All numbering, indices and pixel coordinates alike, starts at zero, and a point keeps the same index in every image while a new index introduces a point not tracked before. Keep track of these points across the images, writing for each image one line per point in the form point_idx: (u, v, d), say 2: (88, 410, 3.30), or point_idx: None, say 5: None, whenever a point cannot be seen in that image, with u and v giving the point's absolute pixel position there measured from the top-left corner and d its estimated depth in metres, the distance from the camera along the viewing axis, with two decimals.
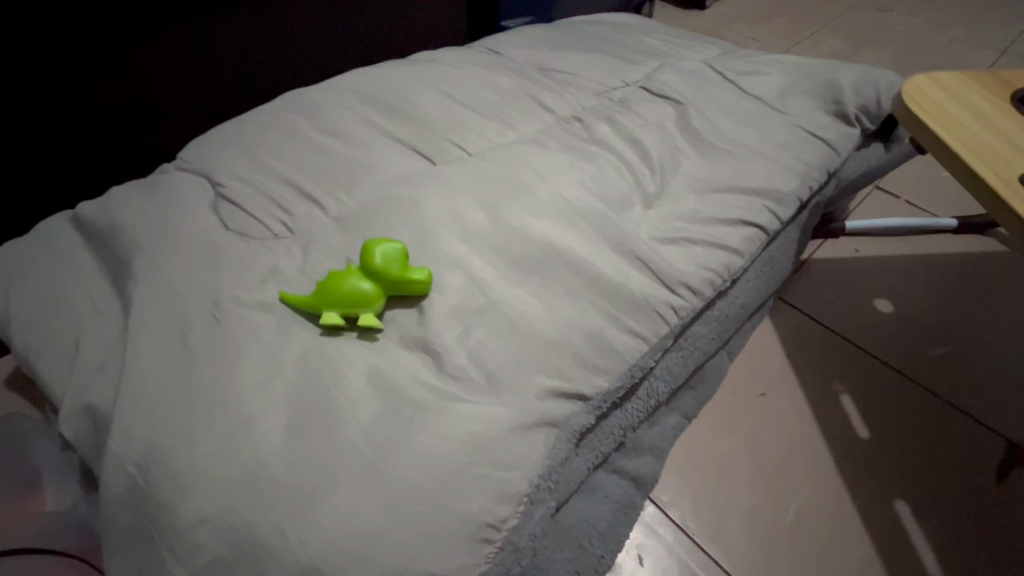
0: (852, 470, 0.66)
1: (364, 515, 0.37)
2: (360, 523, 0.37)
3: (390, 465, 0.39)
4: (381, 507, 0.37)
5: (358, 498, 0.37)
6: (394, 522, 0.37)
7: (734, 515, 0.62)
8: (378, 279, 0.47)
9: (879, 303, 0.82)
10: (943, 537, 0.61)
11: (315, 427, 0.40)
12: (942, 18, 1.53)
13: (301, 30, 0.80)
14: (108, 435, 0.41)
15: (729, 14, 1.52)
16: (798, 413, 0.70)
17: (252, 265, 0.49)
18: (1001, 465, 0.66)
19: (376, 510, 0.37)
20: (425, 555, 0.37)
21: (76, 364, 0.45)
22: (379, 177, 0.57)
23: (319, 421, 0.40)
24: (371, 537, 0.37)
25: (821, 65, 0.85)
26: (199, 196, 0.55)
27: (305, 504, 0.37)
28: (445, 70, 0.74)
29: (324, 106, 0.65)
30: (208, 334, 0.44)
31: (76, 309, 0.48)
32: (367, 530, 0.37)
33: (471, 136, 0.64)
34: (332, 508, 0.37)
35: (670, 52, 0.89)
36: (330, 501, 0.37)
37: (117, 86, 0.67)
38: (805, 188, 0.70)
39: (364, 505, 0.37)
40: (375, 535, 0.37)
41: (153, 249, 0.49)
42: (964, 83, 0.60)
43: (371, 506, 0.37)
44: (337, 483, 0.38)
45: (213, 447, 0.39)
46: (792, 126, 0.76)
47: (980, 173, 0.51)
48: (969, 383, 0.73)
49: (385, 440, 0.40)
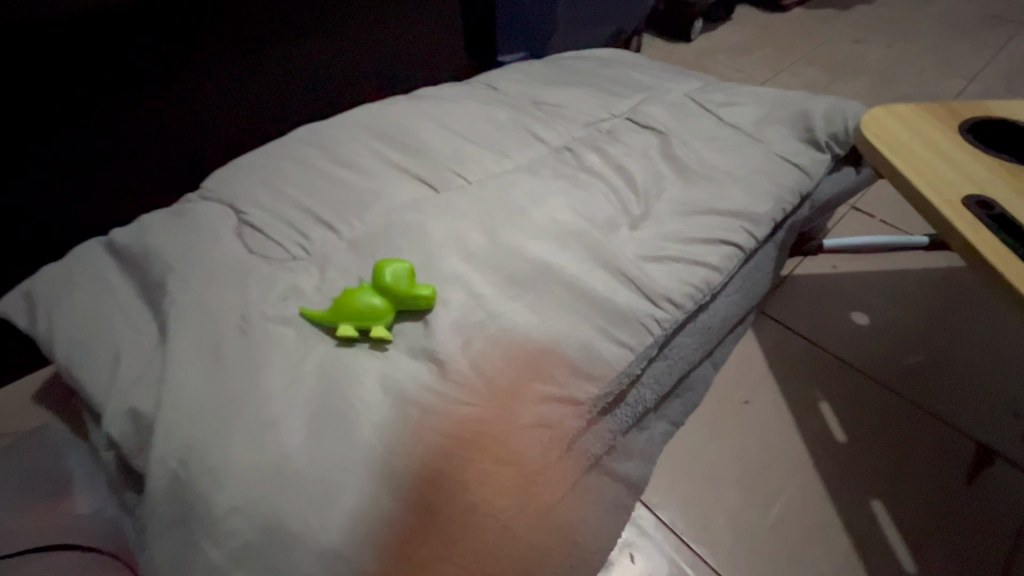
0: (832, 472, 0.70)
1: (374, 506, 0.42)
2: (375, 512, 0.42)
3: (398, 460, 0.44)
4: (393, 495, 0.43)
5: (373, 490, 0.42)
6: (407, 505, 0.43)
7: (719, 515, 0.66)
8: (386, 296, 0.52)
9: (856, 316, 0.88)
10: (918, 534, 0.65)
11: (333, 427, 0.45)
12: (914, 47, 1.63)
13: (308, 66, 0.88)
14: (150, 435, 0.46)
15: (713, 46, 1.62)
16: (780, 418, 0.75)
17: (275, 285, 0.54)
18: (972, 466, 0.70)
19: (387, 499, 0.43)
20: (433, 542, 0.43)
21: (117, 374, 0.49)
22: (387, 204, 0.63)
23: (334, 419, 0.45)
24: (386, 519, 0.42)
25: (792, 95, 0.92)
26: (225, 222, 0.61)
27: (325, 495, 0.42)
28: (446, 105, 0.80)
29: (338, 140, 0.71)
30: (238, 344, 0.49)
31: (116, 325, 0.53)
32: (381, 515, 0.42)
33: (471, 165, 0.70)
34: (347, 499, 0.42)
35: (655, 85, 0.96)
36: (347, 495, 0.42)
37: (142, 121, 0.74)
38: (780, 210, 0.76)
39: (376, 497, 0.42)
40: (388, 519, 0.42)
41: (186, 271, 0.54)
42: (915, 114, 0.66)
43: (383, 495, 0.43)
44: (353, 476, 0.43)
45: (244, 445, 0.43)
46: (767, 153, 0.82)
47: (927, 196, 0.56)
48: (943, 390, 0.78)
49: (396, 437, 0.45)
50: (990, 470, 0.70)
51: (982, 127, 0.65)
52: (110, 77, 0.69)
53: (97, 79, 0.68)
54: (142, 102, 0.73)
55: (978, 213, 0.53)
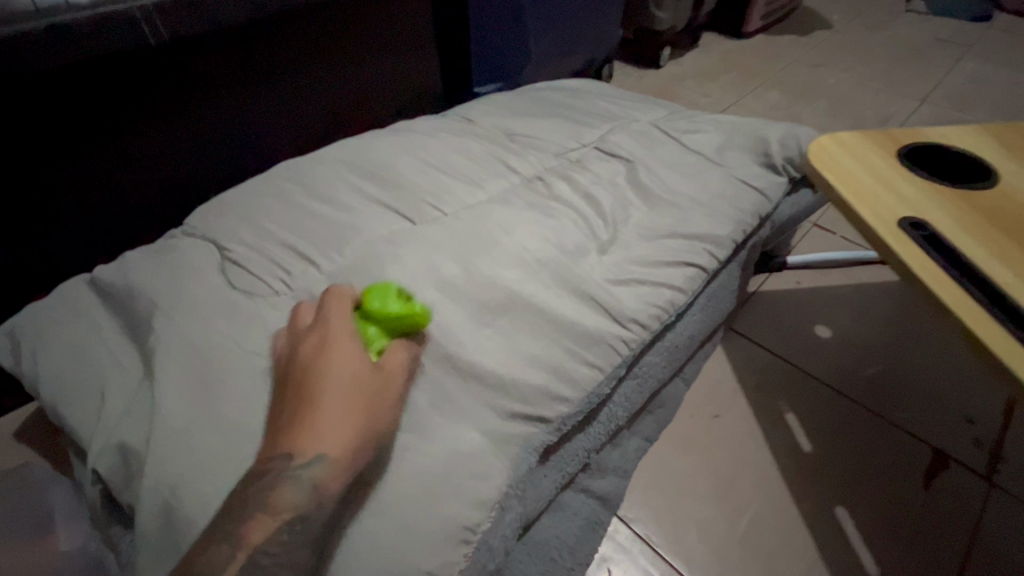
0: (798, 479, 0.73)
1: (324, 449, 0.41)
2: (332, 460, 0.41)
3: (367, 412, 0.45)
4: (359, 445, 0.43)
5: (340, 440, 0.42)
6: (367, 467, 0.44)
7: (691, 527, 0.69)
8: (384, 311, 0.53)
9: (819, 329, 0.92)
10: (880, 538, 0.68)
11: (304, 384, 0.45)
12: (870, 71, 1.72)
13: (287, 104, 0.91)
14: (138, 470, 0.47)
15: (681, 72, 1.69)
16: (749, 431, 0.78)
17: (258, 320, 0.56)
18: (930, 471, 0.74)
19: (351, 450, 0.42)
20: (414, 552, 0.45)
21: (104, 410, 0.51)
22: (365, 237, 0.65)
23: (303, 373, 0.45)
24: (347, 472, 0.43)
25: (752, 122, 0.97)
26: (207, 259, 0.63)
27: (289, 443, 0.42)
28: (422, 139, 0.84)
29: (318, 177, 0.74)
30: (221, 378, 0.51)
31: (102, 361, 0.55)
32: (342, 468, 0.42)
33: (446, 198, 0.73)
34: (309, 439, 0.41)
35: (622, 115, 1.01)
36: (299, 432, 0.42)
37: (124, 163, 0.77)
38: (740, 232, 0.80)
39: (328, 440, 0.41)
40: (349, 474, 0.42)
41: (171, 307, 0.57)
42: (857, 141, 0.71)
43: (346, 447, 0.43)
44: (316, 416, 0.42)
45: (228, 475, 0.46)
46: (728, 177, 0.87)
47: (867, 221, 0.60)
48: (902, 399, 0.82)
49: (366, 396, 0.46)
50: (946, 474, 0.74)
51: (919, 154, 0.70)
52: (94, 123, 0.71)
53: (82, 126, 0.70)
54: (125, 145, 0.75)
55: (912, 233, 0.58)
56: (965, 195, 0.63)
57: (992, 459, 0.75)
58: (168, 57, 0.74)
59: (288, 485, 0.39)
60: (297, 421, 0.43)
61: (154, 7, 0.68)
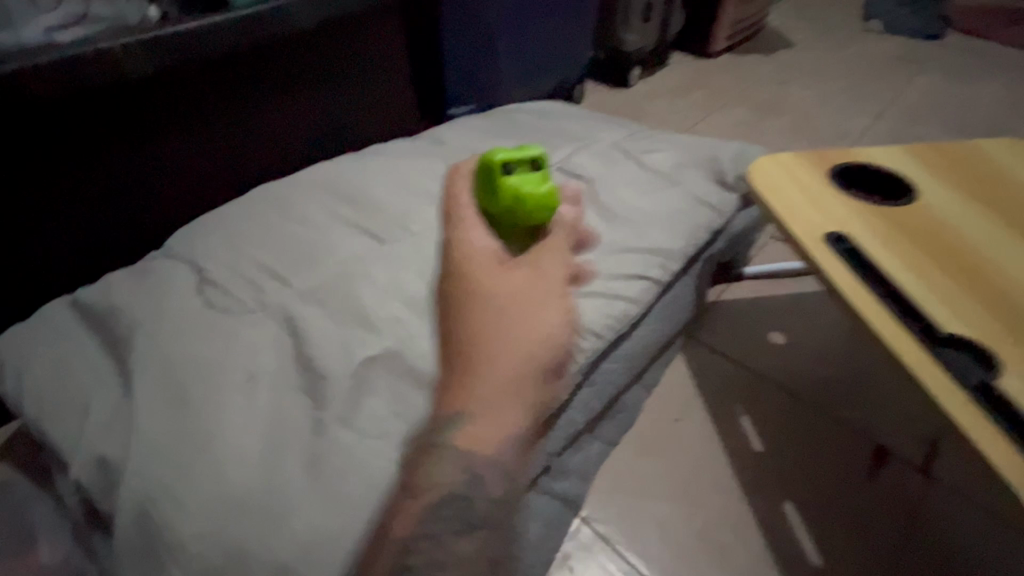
0: (750, 477, 0.78)
1: (500, 424, 0.49)
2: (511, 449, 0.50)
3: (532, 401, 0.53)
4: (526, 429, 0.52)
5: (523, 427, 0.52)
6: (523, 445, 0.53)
7: (650, 525, 0.73)
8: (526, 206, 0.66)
9: (775, 335, 0.97)
10: (824, 531, 0.73)
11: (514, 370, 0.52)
12: (830, 88, 1.81)
13: (268, 130, 0.93)
14: (118, 479, 0.50)
15: (651, 90, 1.76)
16: (706, 433, 0.83)
17: (233, 338, 0.60)
18: (872, 466, 0.79)
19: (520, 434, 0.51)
20: None
21: (85, 425, 0.54)
22: (336, 257, 0.69)
23: (491, 356, 0.52)
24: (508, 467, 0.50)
25: (707, 141, 1.03)
26: (186, 279, 0.66)
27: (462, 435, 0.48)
28: (394, 159, 0.86)
29: (292, 198, 0.77)
30: (197, 393, 0.55)
31: (81, 378, 0.58)
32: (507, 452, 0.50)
33: (414, 217, 0.75)
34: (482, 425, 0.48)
35: (586, 134, 1.06)
36: (468, 398, 0.50)
37: (103, 187, 0.80)
38: (692, 246, 0.86)
39: (498, 415, 0.49)
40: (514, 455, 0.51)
41: (150, 327, 0.60)
42: (795, 162, 0.77)
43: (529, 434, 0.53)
44: (500, 406, 0.49)
45: (202, 483, 0.49)
46: (684, 195, 0.92)
47: (798, 236, 0.66)
48: (849, 399, 0.87)
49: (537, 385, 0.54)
50: (886, 468, 0.79)
51: (850, 173, 0.76)
52: (74, 150, 0.75)
53: (62, 155, 0.74)
54: (104, 170, 0.79)
55: (837, 249, 0.64)
56: (888, 211, 0.70)
57: (928, 452, 0.81)
58: (148, 87, 0.78)
59: (446, 465, 0.47)
60: (456, 383, 0.52)
61: (135, 43, 0.73)
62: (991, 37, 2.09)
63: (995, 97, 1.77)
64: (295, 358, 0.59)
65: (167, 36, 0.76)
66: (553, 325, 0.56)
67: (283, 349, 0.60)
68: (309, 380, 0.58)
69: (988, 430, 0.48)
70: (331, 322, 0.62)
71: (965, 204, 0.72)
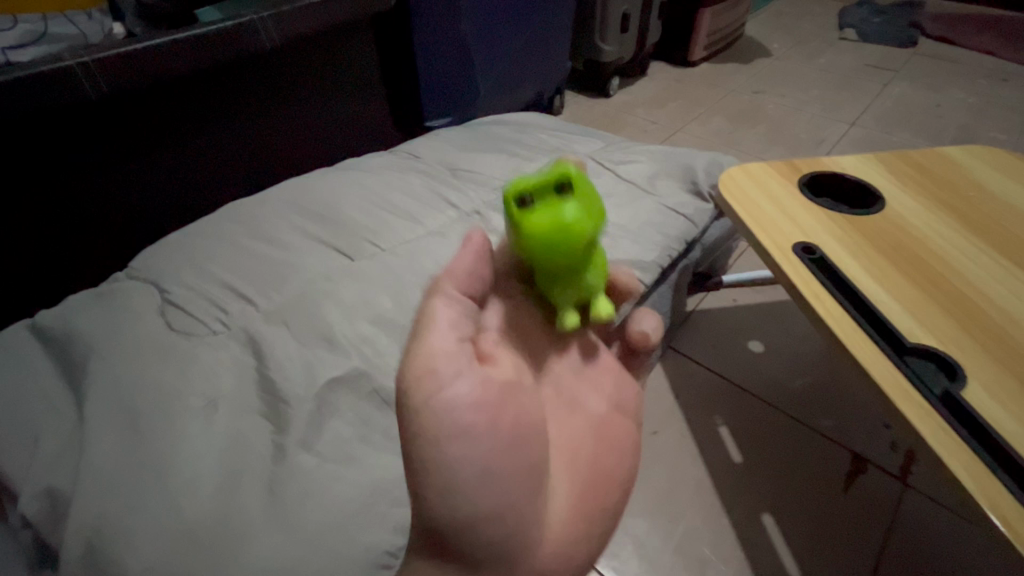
0: (728, 489, 0.77)
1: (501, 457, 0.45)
2: (520, 530, 0.42)
3: (568, 422, 0.50)
4: (608, 462, 0.49)
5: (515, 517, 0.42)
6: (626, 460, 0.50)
7: (627, 541, 0.72)
8: (554, 266, 0.45)
9: (752, 344, 0.97)
10: (801, 540, 0.73)
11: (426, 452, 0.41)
12: (806, 96, 1.83)
13: (237, 148, 0.92)
14: (67, 513, 0.49)
15: (630, 101, 1.77)
16: (684, 445, 0.82)
17: (193, 361, 0.58)
18: (848, 475, 0.79)
19: (597, 473, 0.48)
20: None
21: (34, 455, 0.52)
22: (303, 275, 0.68)
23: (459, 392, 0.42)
24: (609, 505, 0.48)
25: (681, 151, 1.03)
26: (148, 301, 0.65)
27: (577, 489, 0.47)
28: (366, 174, 0.85)
29: (260, 215, 0.76)
30: (154, 419, 0.54)
31: (33, 406, 0.56)
32: (610, 488, 0.48)
33: (384, 234, 0.75)
34: (563, 483, 0.47)
35: (561, 147, 1.06)
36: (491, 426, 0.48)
37: (58, 209, 0.77)
38: (666, 257, 0.85)
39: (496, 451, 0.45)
40: (613, 479, 0.49)
41: (106, 351, 0.59)
42: (765, 172, 0.78)
43: (563, 510, 0.45)
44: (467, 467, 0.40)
45: (157, 513, 0.48)
46: (658, 205, 0.92)
47: (766, 245, 0.66)
48: (826, 407, 0.87)
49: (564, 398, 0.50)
50: (863, 476, 0.79)
51: (819, 183, 0.77)
52: (28, 173, 0.72)
53: (21, 180, 0.72)
54: (59, 192, 0.76)
55: (804, 259, 0.64)
56: (855, 219, 0.71)
57: (904, 459, 0.81)
58: (107, 107, 0.76)
59: None
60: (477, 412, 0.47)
61: (92, 62, 0.68)
62: (963, 44, 2.13)
63: (967, 104, 1.80)
64: (257, 381, 0.58)
65: (126, 53, 0.71)
66: (427, 393, 0.41)
67: (244, 371, 0.59)
68: (271, 404, 0.57)
69: (949, 436, 0.48)
70: (295, 342, 0.61)
71: (930, 211, 0.73)
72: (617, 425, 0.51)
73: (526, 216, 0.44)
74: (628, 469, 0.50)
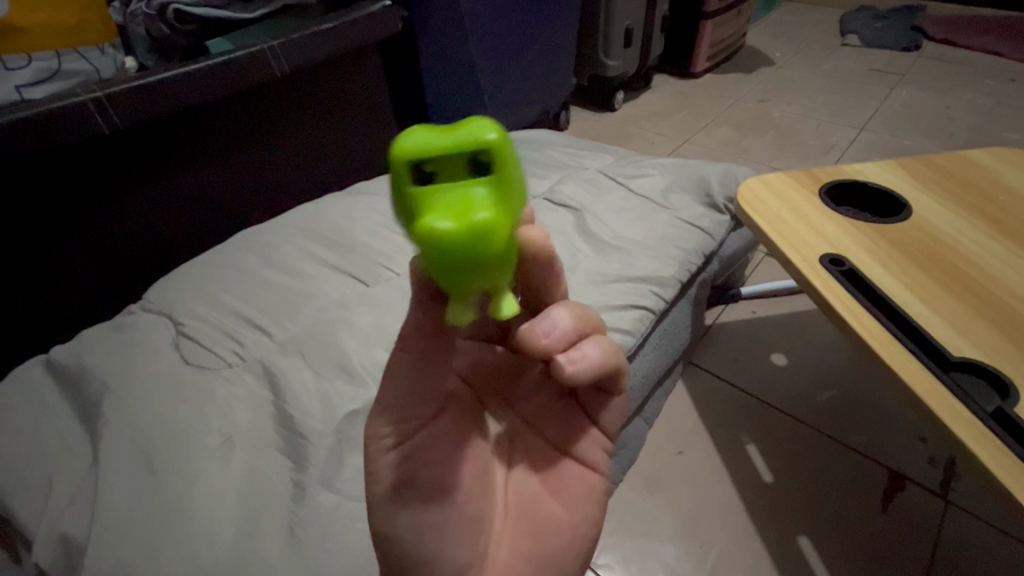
0: (760, 511, 0.74)
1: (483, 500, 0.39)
2: None
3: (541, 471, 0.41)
4: (556, 510, 0.40)
5: (511, 556, 0.38)
6: (593, 508, 0.41)
7: (657, 568, 0.70)
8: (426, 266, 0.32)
9: (776, 357, 0.94)
10: (840, 562, 0.70)
11: (423, 492, 0.35)
12: (812, 103, 1.82)
13: (245, 176, 0.92)
14: (81, 563, 0.47)
15: (635, 113, 1.77)
16: (711, 465, 0.80)
17: (209, 397, 0.57)
18: (886, 493, 0.76)
19: (555, 528, 0.39)
20: None
21: (49, 500, 0.51)
22: (318, 303, 0.67)
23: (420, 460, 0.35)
24: (570, 563, 0.39)
25: (695, 163, 1.01)
26: (162, 336, 0.64)
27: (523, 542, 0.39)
28: (372, 200, 0.83)
29: (271, 243, 0.75)
30: (170, 459, 0.52)
31: (47, 447, 0.54)
32: (569, 548, 0.39)
33: (398, 258, 0.74)
34: (508, 537, 0.39)
35: (574, 162, 1.04)
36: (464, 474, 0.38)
37: (72, 244, 0.76)
38: (685, 271, 0.83)
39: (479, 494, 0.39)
40: (571, 534, 0.39)
41: (121, 389, 0.57)
42: (784, 182, 0.76)
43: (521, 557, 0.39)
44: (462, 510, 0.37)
45: (175, 557, 0.47)
46: (673, 219, 0.90)
47: (792, 258, 0.64)
48: (856, 422, 0.84)
49: (534, 438, 0.42)
50: (901, 495, 0.76)
51: (840, 193, 0.75)
52: (40, 210, 0.72)
53: (32, 216, 0.72)
54: (72, 227, 0.76)
55: (833, 271, 0.62)
56: (882, 229, 0.69)
57: (943, 475, 0.77)
58: (123, 139, 0.76)
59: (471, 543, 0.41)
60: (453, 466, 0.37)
61: (105, 97, 0.69)
62: (967, 44, 2.12)
63: (976, 104, 1.78)
64: (276, 416, 0.57)
65: (140, 87, 0.71)
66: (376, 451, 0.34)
67: (260, 405, 0.58)
68: (289, 439, 0.55)
69: (1002, 453, 0.46)
70: (312, 373, 0.60)
71: (960, 218, 0.71)
72: (586, 479, 0.41)
73: (427, 195, 0.28)
74: (595, 523, 0.41)
